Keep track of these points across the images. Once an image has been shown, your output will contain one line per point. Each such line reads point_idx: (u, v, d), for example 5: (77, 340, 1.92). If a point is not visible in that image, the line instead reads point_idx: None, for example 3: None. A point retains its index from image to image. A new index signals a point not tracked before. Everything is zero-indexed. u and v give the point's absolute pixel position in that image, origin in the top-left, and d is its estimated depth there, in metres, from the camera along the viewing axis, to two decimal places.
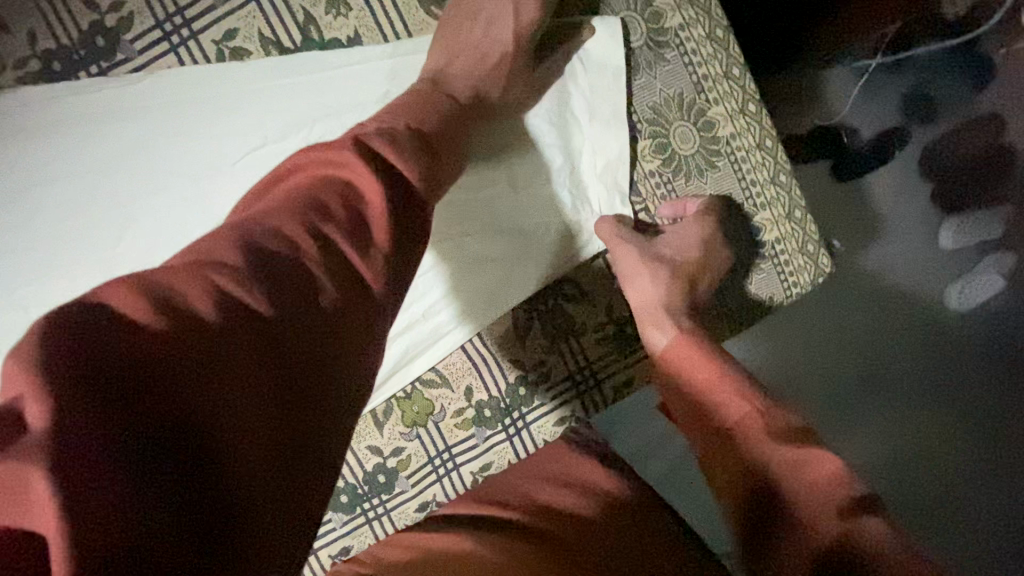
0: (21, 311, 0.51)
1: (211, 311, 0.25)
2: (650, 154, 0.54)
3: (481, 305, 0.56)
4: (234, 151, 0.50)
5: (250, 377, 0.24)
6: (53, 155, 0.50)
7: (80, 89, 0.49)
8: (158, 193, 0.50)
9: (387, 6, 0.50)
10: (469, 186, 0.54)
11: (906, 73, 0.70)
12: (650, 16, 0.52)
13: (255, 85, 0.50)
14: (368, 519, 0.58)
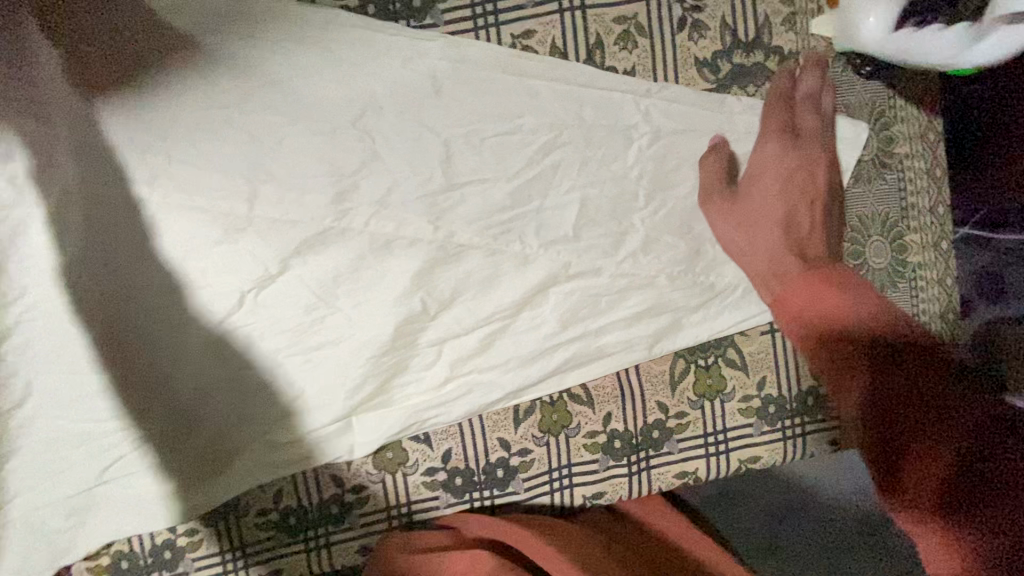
0: (241, 205, 0.52)
1: None
2: (845, 256, 0.58)
3: (517, 335, 0.56)
4: (489, 130, 0.53)
5: None
6: (328, 75, 0.51)
7: (378, 29, 0.51)
8: (389, 142, 0.52)
9: (669, 54, 0.54)
10: (634, 227, 0.55)
11: (986, 250, 0.75)
12: (884, 139, 0.57)
13: (531, 80, 0.53)
14: (473, 509, 0.58)
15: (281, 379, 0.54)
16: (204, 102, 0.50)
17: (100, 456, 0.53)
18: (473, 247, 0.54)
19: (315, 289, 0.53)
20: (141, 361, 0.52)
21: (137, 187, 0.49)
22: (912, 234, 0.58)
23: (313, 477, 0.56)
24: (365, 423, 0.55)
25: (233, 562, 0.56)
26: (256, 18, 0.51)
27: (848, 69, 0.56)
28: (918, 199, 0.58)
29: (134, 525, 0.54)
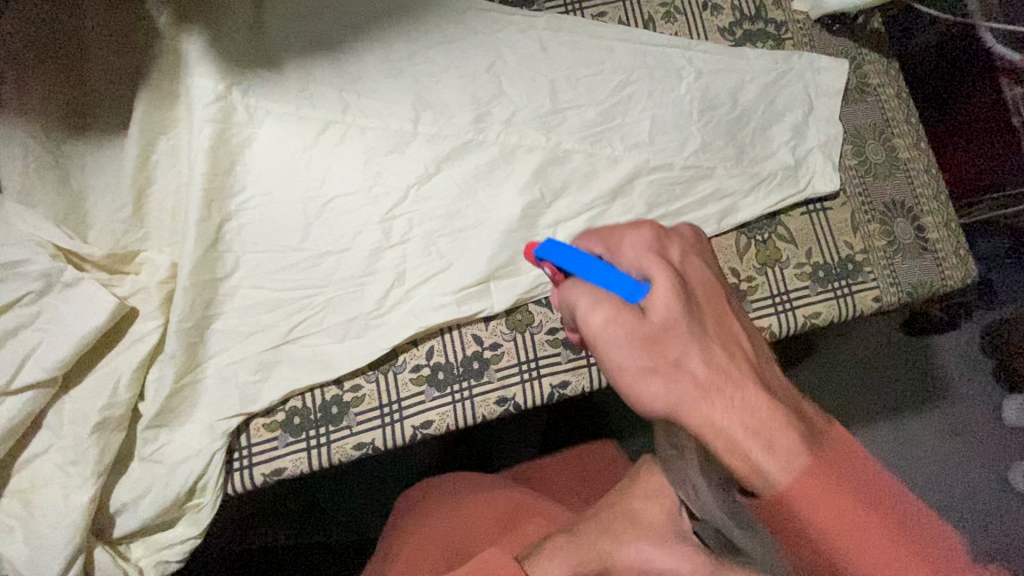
0: (407, 125, 0.70)
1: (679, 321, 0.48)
2: (851, 154, 0.76)
3: (613, 216, 0.72)
4: (581, 72, 0.74)
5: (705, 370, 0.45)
6: (469, 40, 0.73)
7: (502, 12, 0.75)
8: (512, 81, 0.73)
9: (699, 23, 0.78)
10: (692, 134, 0.74)
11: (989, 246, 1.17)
12: (861, 73, 0.79)
13: (608, 40, 0.75)
14: (590, 363, 0.68)
15: (434, 254, 0.68)
16: (386, 58, 0.72)
17: (287, 318, 0.65)
18: (576, 152, 0.72)
19: (460, 184, 0.70)
20: (327, 241, 0.67)
21: (339, 112, 0.69)
22: (896, 137, 0.78)
23: (457, 336, 0.67)
24: (500, 286, 0.68)
25: (390, 415, 0.65)
26: (420, 6, 0.74)
27: (823, 30, 0.79)
28: (895, 113, 0.78)
29: (310, 380, 0.64)
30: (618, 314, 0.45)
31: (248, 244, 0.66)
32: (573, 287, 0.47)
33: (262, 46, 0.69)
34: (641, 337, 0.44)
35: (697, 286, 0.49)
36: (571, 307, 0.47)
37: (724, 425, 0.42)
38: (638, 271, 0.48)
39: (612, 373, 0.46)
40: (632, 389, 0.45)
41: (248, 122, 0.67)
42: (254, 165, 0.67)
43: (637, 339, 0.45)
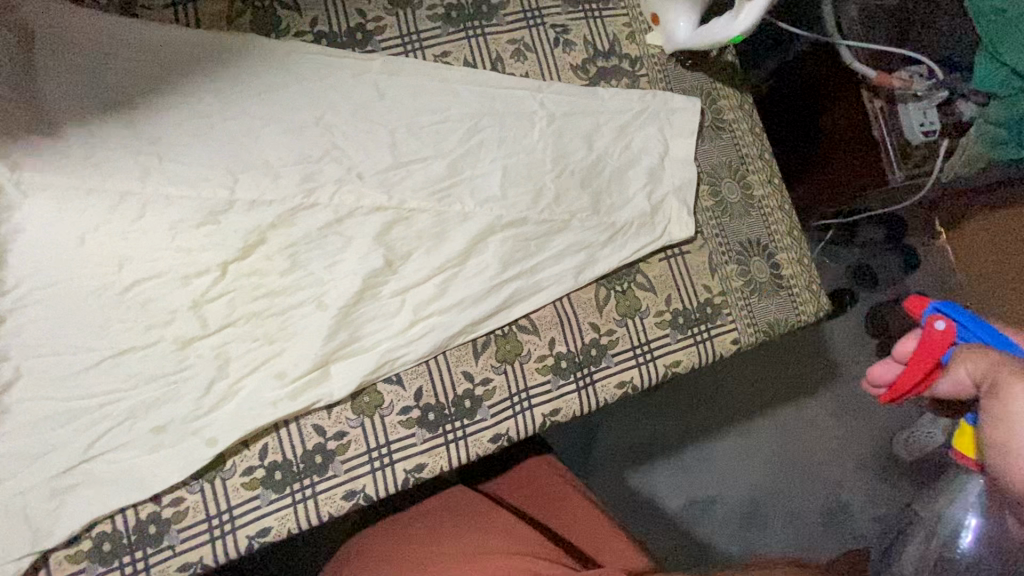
0: (222, 192, 0.62)
1: None
2: (708, 195, 0.75)
3: (465, 280, 0.67)
4: (423, 121, 0.68)
5: None
6: (294, 89, 0.65)
7: (331, 54, 0.67)
8: (346, 135, 0.66)
9: (552, 62, 0.74)
10: (546, 186, 0.70)
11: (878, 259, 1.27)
12: (716, 111, 0.78)
13: (453, 84, 0.70)
14: (446, 440, 0.64)
15: (263, 338, 0.61)
16: (194, 116, 0.63)
17: (86, 431, 0.56)
18: (422, 210, 0.67)
19: (290, 256, 0.63)
20: (130, 335, 0.58)
21: (137, 183, 0.60)
22: (752, 174, 0.78)
23: (295, 428, 0.61)
24: (341, 368, 0.62)
25: (220, 526, 0.58)
26: (232, 50, 0.65)
27: (679, 65, 0.77)
28: (750, 149, 0.78)
29: (118, 500, 0.56)
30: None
31: (28, 349, 0.56)
32: (969, 360, 0.40)
33: (30, 109, 0.59)
34: None
35: None
36: (993, 381, 0.38)
37: None
38: None
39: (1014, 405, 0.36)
40: (1013, 479, 0.36)
41: (20, 203, 0.57)
42: (29, 254, 0.57)
43: None
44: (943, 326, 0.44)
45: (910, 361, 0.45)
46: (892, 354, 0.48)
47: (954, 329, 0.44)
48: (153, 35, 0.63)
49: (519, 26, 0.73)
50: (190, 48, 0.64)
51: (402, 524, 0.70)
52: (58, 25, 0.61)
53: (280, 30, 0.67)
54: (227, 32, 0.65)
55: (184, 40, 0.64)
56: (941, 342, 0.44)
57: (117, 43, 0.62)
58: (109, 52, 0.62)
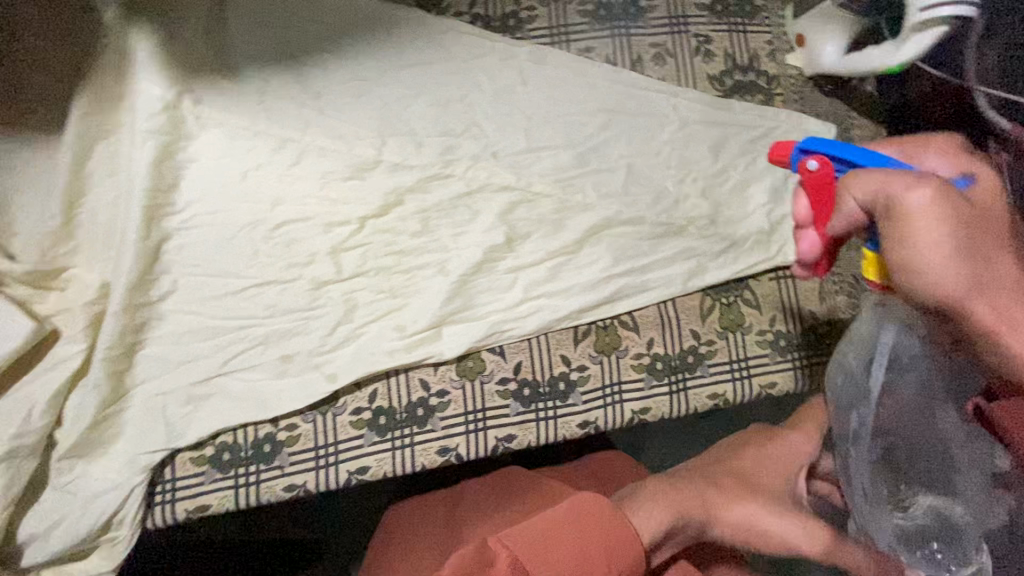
0: (371, 151, 0.66)
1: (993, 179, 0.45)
2: None
3: (577, 268, 0.69)
4: (560, 111, 0.71)
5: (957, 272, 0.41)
6: (446, 65, 0.69)
7: (484, 37, 0.70)
8: (487, 114, 0.69)
9: (690, 70, 0.74)
10: (667, 189, 0.71)
11: None
12: (848, 139, 0.76)
13: (593, 79, 0.72)
14: (537, 418, 0.67)
15: (387, 292, 0.65)
16: (355, 77, 0.67)
17: (224, 349, 0.62)
18: (547, 195, 0.69)
19: (421, 220, 0.67)
20: (274, 269, 0.63)
21: (298, 131, 0.65)
22: None
23: (402, 380, 0.65)
24: (451, 332, 0.66)
25: (325, 457, 0.62)
26: (396, 21, 0.69)
27: (816, 89, 0.77)
28: None
29: (243, 416, 0.61)
30: (952, 215, 0.40)
31: (187, 267, 0.62)
32: (857, 180, 0.41)
33: (216, 52, 0.64)
34: (968, 249, 0.41)
35: (1001, 209, 0.43)
36: (884, 197, 0.40)
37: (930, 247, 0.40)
38: (954, 172, 0.46)
39: (910, 210, 0.40)
40: (923, 262, 0.41)
41: (196, 134, 0.63)
42: (198, 181, 0.62)
43: (954, 240, 0.40)
44: (815, 164, 0.44)
45: (811, 207, 0.46)
46: (797, 224, 0.48)
47: (828, 163, 0.44)
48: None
49: (663, 31, 0.74)
50: (360, 16, 0.69)
51: (453, 506, 0.66)
52: None
53: (441, 8, 0.71)
54: (394, 4, 0.69)
55: (355, 7, 0.68)
56: (829, 174, 0.44)
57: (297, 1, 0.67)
58: (290, 8, 0.67)
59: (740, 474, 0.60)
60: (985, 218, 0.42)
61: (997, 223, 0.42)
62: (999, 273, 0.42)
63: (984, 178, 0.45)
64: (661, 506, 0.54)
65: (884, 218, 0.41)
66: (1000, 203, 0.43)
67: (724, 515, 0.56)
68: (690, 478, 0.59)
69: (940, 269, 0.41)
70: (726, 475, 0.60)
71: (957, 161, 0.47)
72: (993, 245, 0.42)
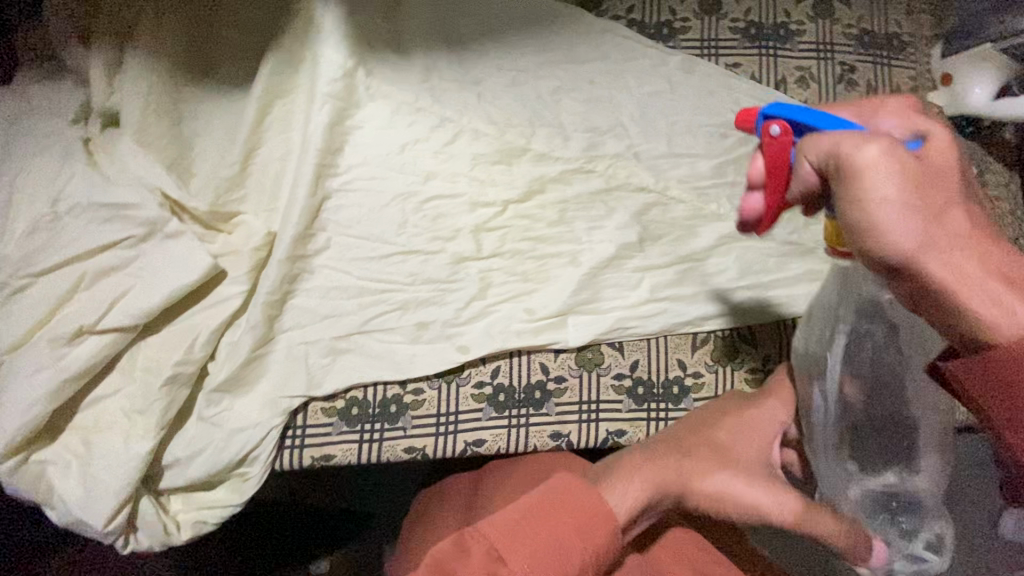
0: (521, 139, 0.69)
1: (931, 129, 0.40)
2: None
3: (704, 276, 0.70)
4: (703, 120, 0.72)
5: (962, 242, 0.37)
6: (599, 64, 0.71)
7: (638, 42, 0.72)
8: (634, 116, 0.71)
9: (831, 96, 0.75)
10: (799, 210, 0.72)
11: None
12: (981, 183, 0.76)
13: (738, 94, 0.73)
14: (649, 417, 0.67)
15: (521, 275, 0.67)
16: (514, 66, 0.70)
17: (366, 308, 0.64)
18: (682, 201, 0.71)
19: (559, 209, 0.69)
20: (419, 239, 0.66)
21: (456, 112, 0.68)
22: None
23: (525, 362, 0.67)
24: (577, 321, 0.67)
25: (446, 425, 0.65)
26: (558, 18, 0.72)
27: (954, 129, 0.77)
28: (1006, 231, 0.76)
29: (376, 375, 0.63)
30: (898, 169, 0.35)
31: (342, 227, 0.65)
32: (813, 140, 0.37)
33: (391, 29, 0.68)
34: (912, 203, 0.36)
35: (953, 156, 0.38)
36: (835, 157, 0.36)
37: (891, 221, 0.36)
38: (913, 134, 0.41)
39: (856, 167, 0.35)
40: (882, 222, 0.36)
41: (364, 104, 0.66)
42: (362, 147, 0.66)
43: (915, 196, 0.36)
44: (777, 130, 0.41)
45: (767, 178, 0.42)
46: (747, 187, 0.44)
47: (790, 130, 0.41)
48: None
49: (809, 55, 0.75)
50: (524, 9, 0.72)
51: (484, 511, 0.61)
52: None
53: (599, 11, 0.73)
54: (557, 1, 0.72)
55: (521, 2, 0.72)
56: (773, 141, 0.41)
57: None
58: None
59: (722, 449, 0.54)
60: (943, 173, 0.37)
61: (931, 172, 0.37)
62: (959, 227, 0.37)
63: (943, 135, 0.39)
64: (643, 476, 0.49)
65: (841, 187, 0.36)
66: (966, 169, 0.39)
67: (704, 483, 0.51)
68: (645, 466, 0.51)
69: (953, 224, 0.37)
70: (748, 439, 0.56)
71: (907, 122, 0.41)
72: (944, 208, 0.37)
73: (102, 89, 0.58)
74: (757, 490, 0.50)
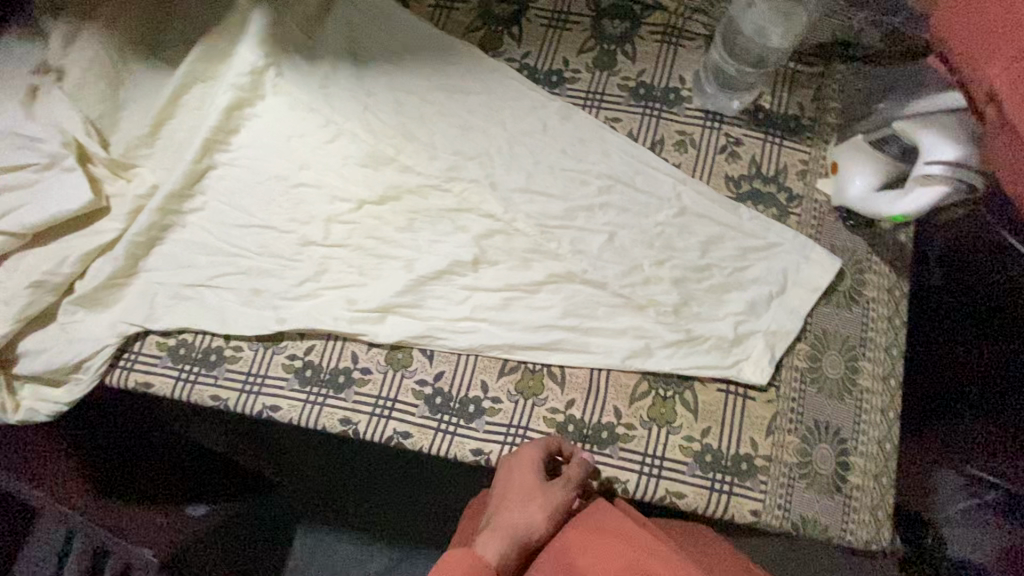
0: (390, 149, 0.76)
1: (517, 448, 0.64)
2: (803, 356, 0.70)
3: (526, 308, 0.72)
4: (566, 164, 0.75)
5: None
6: (482, 98, 0.78)
7: (524, 85, 0.78)
8: (501, 149, 0.76)
9: (709, 164, 0.75)
10: (640, 266, 0.72)
11: None
12: (858, 280, 0.72)
13: (608, 147, 0.76)
14: (437, 428, 0.69)
15: (355, 268, 0.73)
16: (404, 87, 0.78)
17: (216, 266, 0.73)
18: (525, 233, 0.74)
19: (407, 217, 0.74)
20: (278, 217, 0.74)
21: (341, 116, 0.77)
22: (866, 359, 0.70)
23: (337, 347, 0.72)
24: (393, 321, 0.72)
25: (251, 384, 0.71)
26: (456, 52, 0.79)
27: (838, 220, 0.73)
28: (877, 337, 0.70)
29: (205, 325, 0.72)
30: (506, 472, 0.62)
31: (217, 194, 0.75)
32: None
33: (307, 40, 0.79)
34: (513, 498, 0.59)
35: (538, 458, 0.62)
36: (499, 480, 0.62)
37: (502, 482, 0.61)
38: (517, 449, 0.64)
39: (502, 475, 0.62)
40: None
41: (266, 96, 0.77)
42: (254, 132, 0.76)
43: (503, 497, 0.60)
44: None
45: None
46: None
47: None
48: (411, 23, 0.80)
49: (694, 123, 0.76)
50: (430, 40, 0.80)
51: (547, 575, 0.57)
52: None
53: (497, 52, 0.80)
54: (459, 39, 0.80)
55: (429, 34, 0.80)
56: None
57: (385, 18, 0.80)
58: (377, 22, 0.80)
59: (506, 491, 0.60)
60: (514, 497, 0.59)
61: (535, 466, 0.61)
62: (512, 501, 0.59)
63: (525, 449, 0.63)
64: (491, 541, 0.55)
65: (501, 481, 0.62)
66: (511, 467, 0.62)
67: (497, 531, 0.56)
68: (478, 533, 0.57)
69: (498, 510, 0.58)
70: (515, 461, 0.62)
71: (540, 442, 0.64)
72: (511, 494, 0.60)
73: (59, 52, 0.74)
74: (538, 503, 0.58)
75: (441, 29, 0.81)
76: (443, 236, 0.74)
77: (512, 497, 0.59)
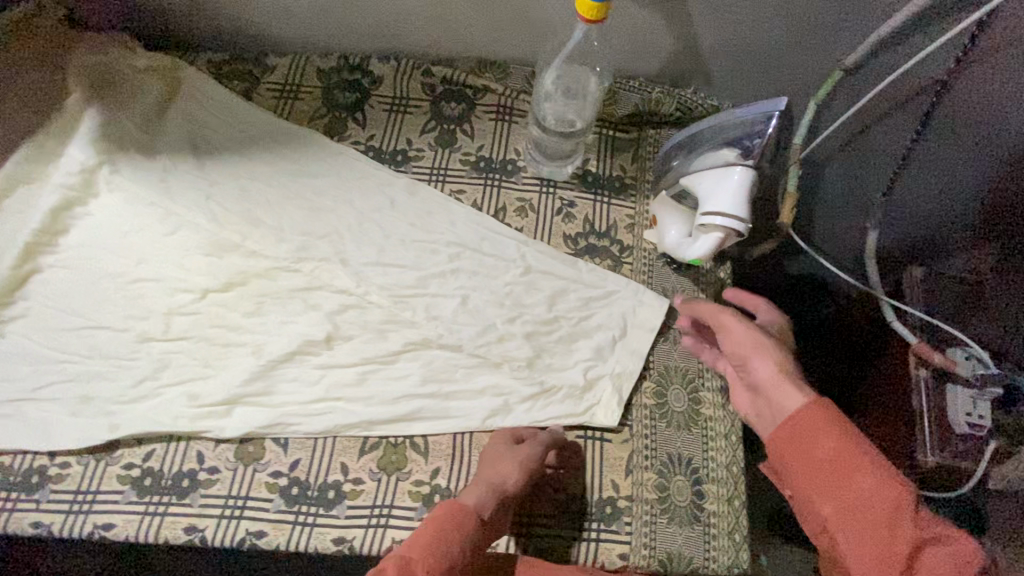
0: (235, 236, 0.76)
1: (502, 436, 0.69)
2: (649, 394, 0.74)
3: (382, 380, 0.72)
4: (415, 236, 0.79)
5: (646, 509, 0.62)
6: (329, 180, 0.80)
7: (370, 165, 0.82)
8: (349, 227, 0.78)
9: (548, 225, 0.81)
10: (492, 326, 0.75)
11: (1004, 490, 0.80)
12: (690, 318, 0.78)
13: (454, 217, 0.80)
14: (294, 520, 0.65)
15: (199, 360, 0.70)
16: (248, 175, 0.79)
17: (40, 375, 0.68)
18: (377, 306, 0.75)
19: (255, 302, 0.73)
20: (113, 316, 0.71)
21: (181, 207, 0.76)
22: (706, 389, 0.75)
23: (181, 447, 0.67)
24: (241, 411, 0.69)
25: (80, 503, 0.64)
26: (300, 139, 0.82)
27: (667, 265, 0.80)
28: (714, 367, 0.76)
29: (24, 443, 0.65)
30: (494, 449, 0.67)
31: (41, 299, 0.71)
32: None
33: (144, 134, 0.79)
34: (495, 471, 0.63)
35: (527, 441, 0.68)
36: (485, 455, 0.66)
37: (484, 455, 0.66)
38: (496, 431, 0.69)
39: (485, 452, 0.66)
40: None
41: (99, 194, 0.75)
42: (86, 230, 0.74)
43: (484, 468, 0.64)
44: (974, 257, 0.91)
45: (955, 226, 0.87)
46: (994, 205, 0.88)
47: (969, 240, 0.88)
48: (254, 113, 0.83)
49: (532, 189, 0.83)
50: (274, 128, 0.82)
51: None
52: (193, 81, 0.83)
53: (342, 136, 0.84)
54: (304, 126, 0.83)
55: (272, 123, 0.83)
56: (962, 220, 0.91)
57: (227, 110, 0.82)
58: (219, 114, 0.82)
59: (488, 459, 0.65)
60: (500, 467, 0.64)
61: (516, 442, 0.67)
62: (493, 471, 0.63)
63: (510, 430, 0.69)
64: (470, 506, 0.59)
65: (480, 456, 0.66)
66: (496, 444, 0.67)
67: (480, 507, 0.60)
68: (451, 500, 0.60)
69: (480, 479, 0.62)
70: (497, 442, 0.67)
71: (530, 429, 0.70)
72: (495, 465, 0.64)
73: None
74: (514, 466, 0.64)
75: (286, 117, 0.84)
76: (294, 317, 0.73)
77: (494, 470, 0.63)
